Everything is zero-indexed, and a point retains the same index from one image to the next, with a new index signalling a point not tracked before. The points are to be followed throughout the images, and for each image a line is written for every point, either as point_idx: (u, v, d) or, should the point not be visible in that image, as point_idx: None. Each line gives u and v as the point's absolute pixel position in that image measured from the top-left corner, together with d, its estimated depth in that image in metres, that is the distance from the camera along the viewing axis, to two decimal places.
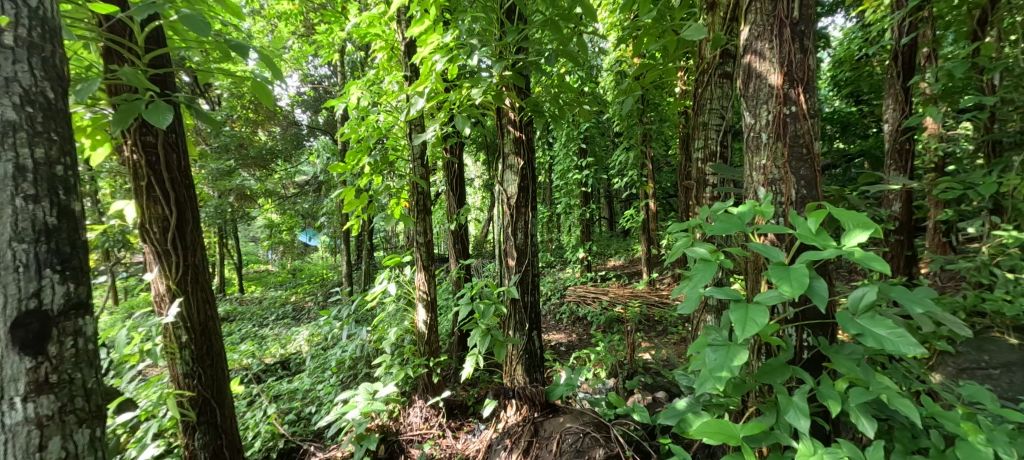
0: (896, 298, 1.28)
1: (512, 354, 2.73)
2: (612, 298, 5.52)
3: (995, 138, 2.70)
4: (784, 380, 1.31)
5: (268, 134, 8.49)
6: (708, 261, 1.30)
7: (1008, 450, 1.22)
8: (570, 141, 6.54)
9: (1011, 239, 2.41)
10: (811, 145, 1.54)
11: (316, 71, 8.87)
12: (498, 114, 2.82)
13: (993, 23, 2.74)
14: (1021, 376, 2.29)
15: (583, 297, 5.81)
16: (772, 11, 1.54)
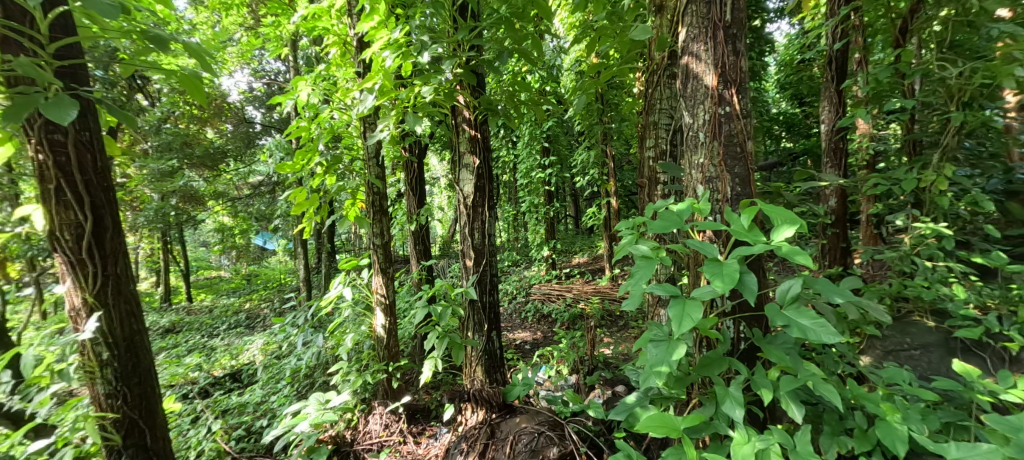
0: (819, 289, 1.36)
1: (471, 355, 2.70)
2: (575, 295, 5.59)
3: (916, 137, 2.92)
4: (720, 372, 1.37)
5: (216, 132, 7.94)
6: (649, 259, 1.33)
7: (918, 427, 1.34)
8: (533, 141, 6.57)
9: (927, 231, 2.62)
10: (745, 144, 1.61)
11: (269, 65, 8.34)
12: (454, 112, 2.78)
13: (913, 31, 2.95)
14: (937, 355, 2.46)
15: (547, 295, 5.84)
16: (707, 14, 1.60)
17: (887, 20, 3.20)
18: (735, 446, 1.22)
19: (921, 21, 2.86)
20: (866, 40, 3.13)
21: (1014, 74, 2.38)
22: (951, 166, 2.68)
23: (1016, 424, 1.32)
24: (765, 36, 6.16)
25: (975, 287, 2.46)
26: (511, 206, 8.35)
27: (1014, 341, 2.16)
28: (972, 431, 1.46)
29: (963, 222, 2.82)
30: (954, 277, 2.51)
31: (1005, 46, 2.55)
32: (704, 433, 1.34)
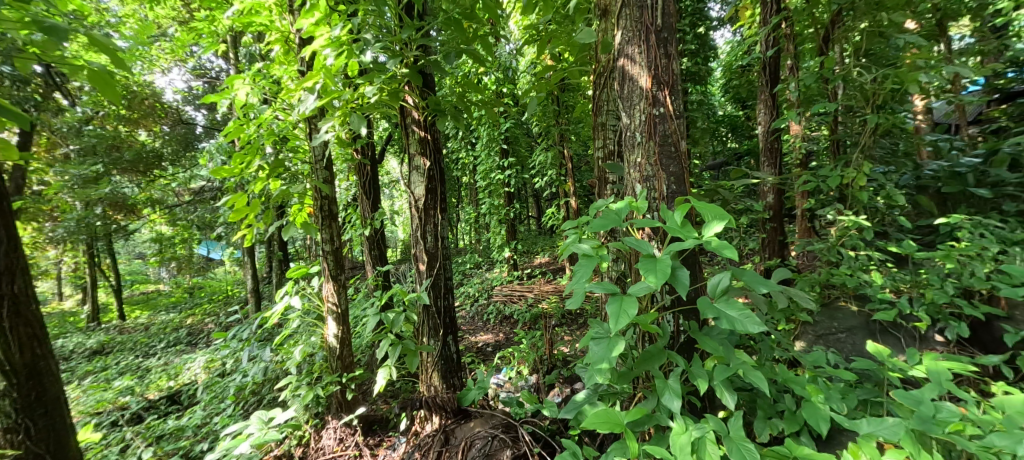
0: (747, 281, 1.50)
1: (427, 360, 2.64)
2: (537, 295, 5.58)
3: (841, 137, 3.14)
4: (660, 365, 1.47)
5: (150, 134, 7.21)
6: (590, 258, 1.42)
7: (836, 405, 1.50)
8: (492, 142, 6.50)
9: (849, 224, 2.85)
10: (679, 143, 1.76)
11: (210, 63, 7.28)
12: (402, 113, 2.70)
13: (835, 41, 3.18)
14: (861, 337, 2.64)
15: (509, 296, 5.80)
16: (639, 19, 1.75)
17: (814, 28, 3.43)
18: (674, 436, 1.34)
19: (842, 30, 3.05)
20: (796, 48, 3.34)
21: (918, 80, 2.62)
22: (869, 164, 2.92)
23: (918, 397, 1.48)
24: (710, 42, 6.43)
25: (890, 273, 2.71)
26: (471, 207, 8.25)
27: (921, 322, 2.39)
28: (884, 405, 1.62)
29: (880, 214, 3.08)
30: (873, 265, 2.75)
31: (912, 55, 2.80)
32: (646, 425, 1.46)
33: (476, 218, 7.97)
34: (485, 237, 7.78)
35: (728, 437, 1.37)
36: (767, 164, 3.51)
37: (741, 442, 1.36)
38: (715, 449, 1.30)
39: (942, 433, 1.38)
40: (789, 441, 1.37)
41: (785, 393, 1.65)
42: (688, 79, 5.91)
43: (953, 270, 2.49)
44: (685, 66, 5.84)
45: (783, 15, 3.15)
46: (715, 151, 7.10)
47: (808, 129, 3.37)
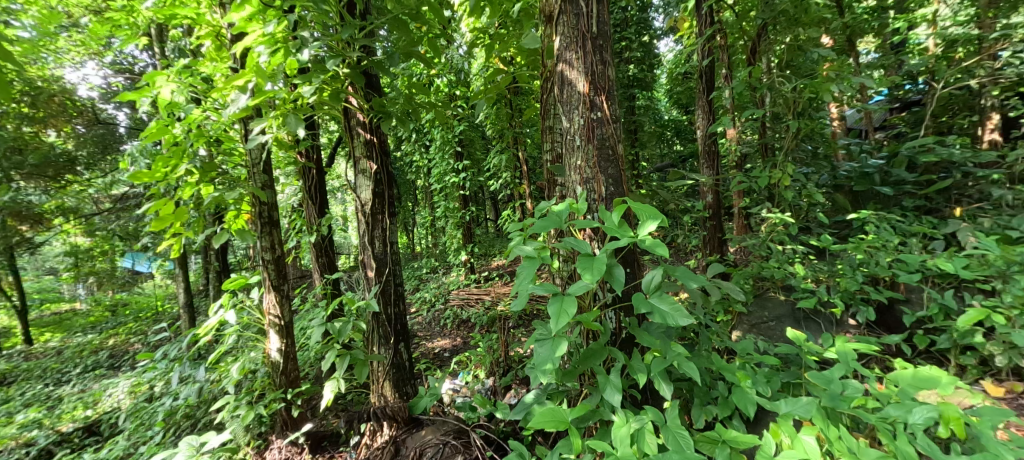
0: (678, 276, 1.72)
1: (377, 370, 2.55)
2: (495, 298, 5.08)
3: (769, 141, 3.34)
4: (602, 362, 1.67)
5: (61, 136, 6.42)
6: (532, 259, 1.70)
7: (762, 389, 1.71)
8: (445, 144, 6.31)
9: (776, 221, 3.06)
10: (615, 146, 2.00)
11: (131, 58, 6.69)
12: (346, 115, 2.61)
13: (762, 53, 3.38)
14: (787, 325, 2.84)
15: (466, 299, 5.33)
16: (576, 27, 1.97)
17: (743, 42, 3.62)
18: (615, 428, 1.52)
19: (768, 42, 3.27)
20: (729, 57, 3.50)
21: (831, 90, 2.87)
22: (792, 165, 3.16)
23: (829, 377, 1.67)
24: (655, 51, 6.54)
25: (812, 265, 2.95)
26: (425, 210, 7.97)
27: (837, 308, 2.63)
28: (803, 386, 1.81)
29: (802, 211, 3.35)
30: (797, 258, 2.99)
31: (826, 67, 3.04)
32: (591, 420, 1.65)
33: (431, 222, 7.59)
34: (440, 240, 7.36)
35: (665, 426, 1.58)
36: (705, 167, 3.54)
37: (676, 429, 1.56)
38: (652, 438, 1.50)
39: (848, 408, 1.57)
40: (718, 426, 1.60)
41: (718, 381, 1.85)
42: (634, 85, 6.07)
43: (863, 260, 2.77)
44: (632, 72, 5.97)
45: (717, 26, 3.31)
46: (661, 154, 7.28)
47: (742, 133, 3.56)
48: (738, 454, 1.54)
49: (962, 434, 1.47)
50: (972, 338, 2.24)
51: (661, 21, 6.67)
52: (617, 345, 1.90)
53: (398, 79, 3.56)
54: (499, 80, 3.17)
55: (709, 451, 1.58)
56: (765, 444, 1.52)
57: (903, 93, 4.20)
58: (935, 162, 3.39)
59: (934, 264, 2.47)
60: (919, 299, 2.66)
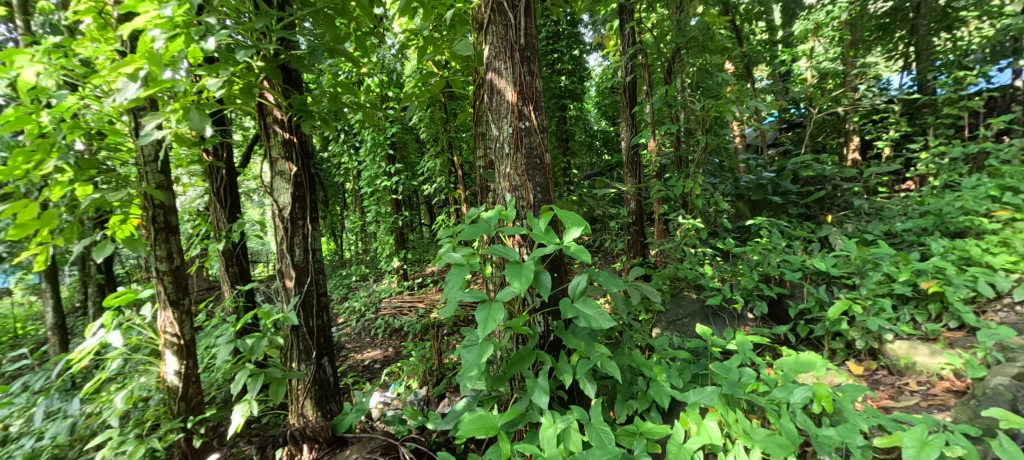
0: (601, 281, 1.84)
1: (297, 388, 2.39)
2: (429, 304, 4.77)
3: (683, 153, 3.59)
4: (530, 365, 1.79)
5: None
6: (460, 267, 1.81)
7: (674, 382, 1.88)
8: (377, 147, 5.79)
9: (689, 226, 3.30)
10: (542, 156, 2.07)
11: None
12: (260, 111, 2.40)
13: (676, 73, 3.49)
14: (696, 321, 3.05)
15: (399, 308, 5.03)
16: (504, 37, 2.03)
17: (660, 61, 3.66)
18: (542, 429, 1.61)
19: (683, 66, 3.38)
20: (649, 75, 3.56)
21: (732, 111, 3.19)
22: (703, 176, 3.44)
23: (728, 367, 1.87)
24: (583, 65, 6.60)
25: (718, 266, 3.24)
26: (354, 214, 7.52)
27: (738, 304, 2.92)
28: (709, 376, 2.01)
29: (710, 217, 3.67)
30: (706, 260, 3.27)
31: (729, 90, 3.36)
32: (519, 424, 1.73)
33: (362, 227, 7.09)
34: (371, 246, 6.98)
35: (590, 424, 1.68)
36: (629, 176, 3.69)
37: (599, 425, 1.67)
38: (577, 436, 1.60)
39: (743, 393, 1.77)
40: (636, 419, 1.73)
41: (638, 376, 2.00)
42: (565, 96, 6.31)
43: (759, 261, 3.10)
44: (563, 83, 6.23)
45: (638, 46, 3.39)
46: (591, 162, 7.50)
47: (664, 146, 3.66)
48: (654, 444, 1.68)
49: (831, 409, 1.68)
50: (839, 326, 2.60)
51: (589, 37, 6.98)
52: (546, 348, 1.99)
53: (324, 77, 3.39)
54: (433, 84, 3.13)
55: (628, 443, 1.70)
56: (676, 432, 1.68)
57: (789, 116, 4.86)
58: (812, 175, 3.92)
59: (811, 263, 2.87)
60: (801, 293, 2.95)
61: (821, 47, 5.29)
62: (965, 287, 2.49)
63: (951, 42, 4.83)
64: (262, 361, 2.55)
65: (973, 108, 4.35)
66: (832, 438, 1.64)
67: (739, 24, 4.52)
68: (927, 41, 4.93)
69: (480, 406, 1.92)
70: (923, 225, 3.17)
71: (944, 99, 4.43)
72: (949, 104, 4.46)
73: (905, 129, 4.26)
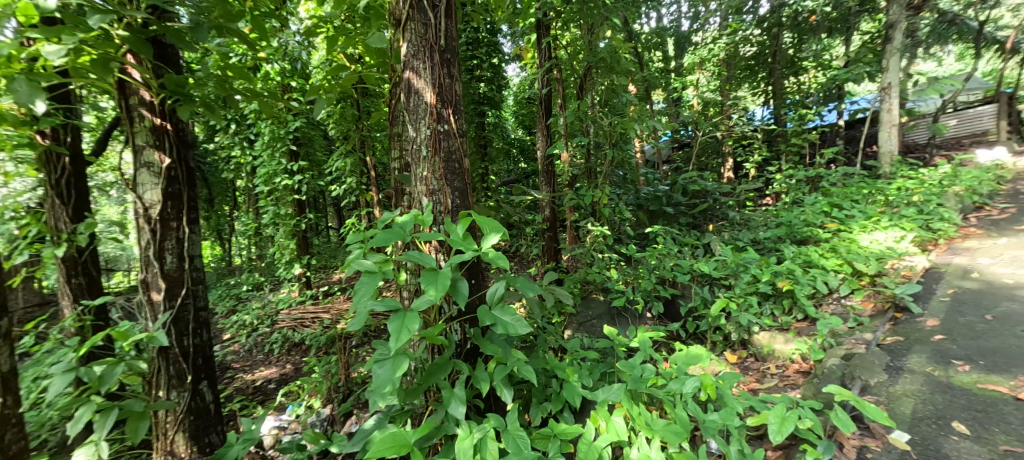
0: (518, 286, 1.86)
1: (164, 421, 2.05)
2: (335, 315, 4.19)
3: (593, 165, 3.76)
4: (446, 375, 1.74)
5: None
6: (371, 275, 1.70)
7: (585, 381, 1.95)
8: (275, 141, 4.89)
9: (598, 233, 3.45)
10: (460, 161, 2.05)
11: None
12: (121, 89, 1.99)
13: (588, 89, 3.63)
14: (601, 322, 3.16)
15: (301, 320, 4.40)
16: (424, 36, 1.96)
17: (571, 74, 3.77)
18: (458, 441, 1.58)
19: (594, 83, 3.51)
20: (563, 89, 3.68)
21: (634, 128, 3.43)
22: (610, 187, 3.64)
23: (632, 363, 1.99)
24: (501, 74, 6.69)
25: (623, 270, 3.45)
26: (246, 216, 6.72)
27: (639, 304, 3.13)
28: (615, 374, 2.12)
29: (616, 225, 3.90)
30: (612, 265, 3.46)
31: (632, 109, 3.62)
32: (435, 437, 1.68)
33: (257, 228, 6.12)
34: (266, 251, 6.28)
35: (506, 430, 1.68)
36: (543, 184, 3.76)
37: (515, 432, 1.67)
38: (494, 445, 1.59)
39: (645, 388, 1.89)
40: (550, 422, 1.76)
41: (551, 379, 2.04)
42: (484, 103, 6.34)
43: (657, 265, 3.38)
44: (482, 90, 6.25)
45: (553, 60, 3.49)
46: (509, 170, 7.59)
47: (576, 156, 3.80)
48: (567, 444, 1.72)
49: (715, 397, 1.85)
50: (719, 321, 2.88)
51: (507, 48, 7.11)
52: (463, 357, 1.96)
53: (210, 57, 2.97)
54: (342, 78, 2.90)
55: (543, 446, 1.72)
56: (587, 431, 1.75)
57: (680, 136, 5.42)
58: (697, 189, 4.40)
59: (697, 267, 3.20)
60: (690, 294, 3.27)
61: (706, 79, 6.02)
62: (809, 285, 2.91)
63: (795, 85, 5.87)
64: (116, 391, 2.13)
65: (812, 139, 5.24)
66: (715, 422, 1.77)
67: (641, 50, 4.91)
68: (781, 82, 5.92)
69: (392, 423, 1.81)
70: (780, 234, 3.73)
71: (792, 131, 5.28)
72: (795, 135, 5.33)
73: (766, 154, 5.00)
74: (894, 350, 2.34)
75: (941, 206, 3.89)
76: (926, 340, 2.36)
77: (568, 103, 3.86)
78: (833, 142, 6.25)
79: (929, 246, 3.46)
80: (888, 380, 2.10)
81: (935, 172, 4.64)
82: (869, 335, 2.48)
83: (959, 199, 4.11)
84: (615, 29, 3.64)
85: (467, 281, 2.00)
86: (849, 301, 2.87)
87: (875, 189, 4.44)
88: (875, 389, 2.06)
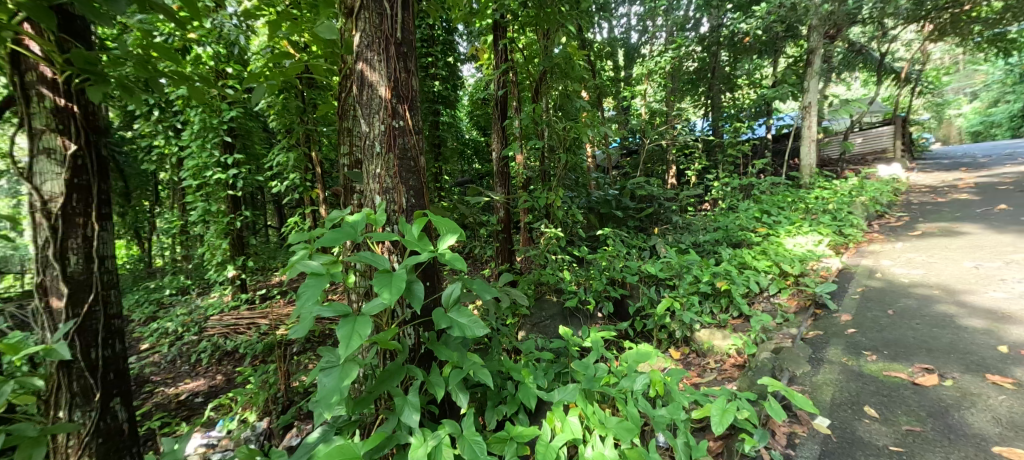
0: (474, 288, 1.85)
1: (66, 446, 1.80)
2: (273, 320, 4.14)
3: (546, 168, 3.82)
4: (399, 382, 1.69)
5: None
6: (319, 278, 1.61)
7: (540, 382, 1.97)
8: (205, 131, 4.43)
9: (552, 235, 3.50)
10: (416, 159, 1.99)
11: None
12: (14, 63, 1.68)
13: (543, 93, 3.69)
14: (553, 322, 3.20)
15: (233, 326, 4.19)
16: (379, 27, 1.88)
17: (527, 78, 3.81)
18: (412, 450, 1.56)
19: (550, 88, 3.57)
20: (519, 92, 3.70)
21: (587, 133, 3.52)
22: (563, 190, 3.71)
23: (586, 363, 2.04)
24: (456, 73, 6.63)
25: (574, 271, 3.53)
26: (168, 211, 6.09)
27: (591, 304, 3.23)
28: (569, 373, 2.17)
29: (569, 228, 3.98)
30: (565, 265, 3.53)
31: (585, 115, 3.70)
32: (386, 447, 1.62)
33: (183, 226, 5.51)
34: (194, 251, 5.74)
35: (462, 436, 1.66)
36: (498, 185, 3.78)
37: (471, 437, 1.66)
38: (448, 451, 1.57)
39: (598, 387, 1.94)
40: (506, 425, 1.76)
41: (507, 381, 2.04)
42: (438, 101, 6.23)
43: (607, 266, 3.50)
44: (437, 89, 6.13)
45: (509, 63, 3.51)
46: (462, 170, 7.52)
47: (529, 159, 3.82)
48: (523, 447, 1.72)
49: (663, 392, 1.93)
50: (664, 320, 3.04)
51: (462, 48, 7.05)
52: (416, 362, 1.91)
53: (131, 33, 2.64)
54: (287, 66, 2.70)
55: (499, 450, 1.71)
56: (544, 432, 1.76)
57: (629, 143, 5.65)
58: (644, 194, 4.62)
59: (645, 268, 3.36)
60: (638, 294, 3.42)
61: (652, 90, 6.35)
62: (743, 284, 3.12)
63: (731, 100, 6.53)
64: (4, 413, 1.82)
65: (745, 151, 5.69)
66: (664, 416, 1.83)
67: (596, 58, 5.07)
68: (719, 97, 6.51)
69: (338, 434, 1.72)
70: (717, 238, 4.00)
71: (728, 142, 5.72)
72: (731, 146, 5.76)
73: (705, 163, 5.37)
74: (815, 343, 2.60)
75: (851, 214, 4.38)
76: (841, 333, 2.65)
77: (523, 106, 3.89)
78: (762, 153, 6.86)
79: (842, 250, 3.89)
80: (811, 371, 2.33)
81: (845, 183, 5.38)
82: (794, 331, 2.74)
83: (865, 208, 4.65)
84: (570, 37, 3.71)
85: (422, 283, 1.95)
86: (777, 299, 3.12)
87: (797, 198, 4.91)
88: (800, 379, 2.28)
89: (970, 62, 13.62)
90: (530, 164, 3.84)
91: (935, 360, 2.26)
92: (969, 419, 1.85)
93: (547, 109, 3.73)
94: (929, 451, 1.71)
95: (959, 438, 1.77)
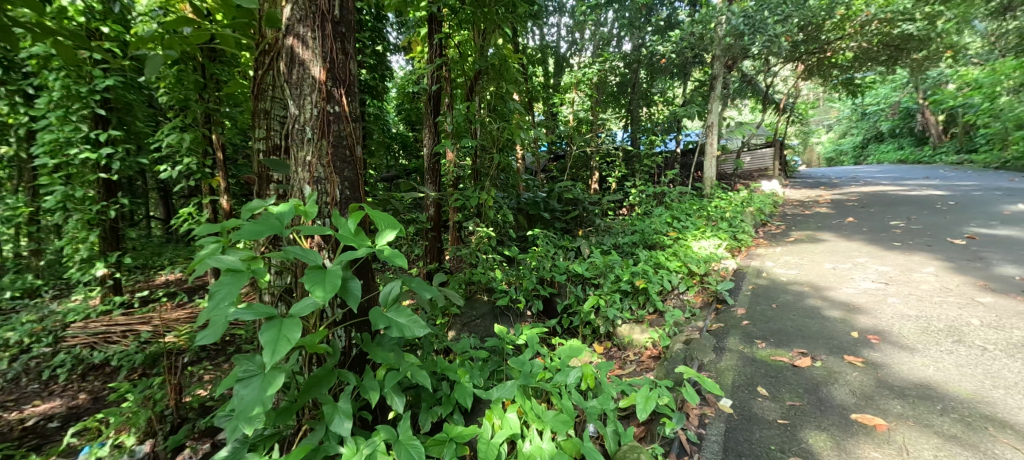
0: (413, 286, 1.77)
1: None
2: (157, 328, 3.61)
3: (478, 167, 3.81)
4: (330, 388, 1.56)
5: None
6: (236, 275, 1.42)
7: (476, 381, 1.95)
8: (68, 101, 3.67)
9: (482, 233, 3.52)
10: (351, 148, 1.88)
11: None
12: None
13: (477, 92, 3.69)
14: (484, 320, 3.22)
15: (101, 334, 3.54)
16: (314, 2, 1.73)
17: (461, 76, 3.79)
18: None
19: (488, 88, 3.62)
20: (452, 89, 3.65)
21: (520, 135, 3.57)
22: (495, 189, 3.73)
23: (522, 360, 2.07)
24: (385, 63, 6.33)
25: (504, 270, 3.56)
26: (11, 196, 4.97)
27: (522, 302, 3.29)
28: (504, 371, 2.18)
29: (500, 227, 4.01)
30: (495, 265, 3.55)
31: (516, 116, 3.75)
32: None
33: (32, 214, 4.52)
34: (47, 246, 4.75)
35: (398, 441, 1.58)
36: (429, 182, 3.73)
37: (408, 441, 1.58)
38: None
39: (534, 382, 1.98)
40: (444, 426, 1.71)
41: (442, 381, 1.98)
42: (364, 91, 5.87)
43: (536, 266, 3.59)
44: (363, 77, 5.80)
45: (443, 59, 3.45)
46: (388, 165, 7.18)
47: (460, 158, 3.77)
48: (462, 447, 1.69)
49: (594, 384, 2.03)
50: (589, 316, 3.21)
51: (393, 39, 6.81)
52: (347, 365, 1.79)
53: None
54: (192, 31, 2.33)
55: (437, 452, 1.66)
56: (483, 431, 1.75)
57: (557, 148, 5.88)
58: (571, 197, 4.82)
59: (572, 267, 3.50)
60: (565, 292, 3.55)
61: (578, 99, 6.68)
62: (658, 283, 3.38)
63: (648, 114, 7.18)
64: None
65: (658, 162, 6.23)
66: (595, 407, 1.92)
67: (529, 63, 5.18)
68: (638, 111, 7.09)
69: (253, 451, 1.54)
70: (635, 240, 4.32)
71: (644, 153, 6.23)
72: (647, 157, 6.28)
73: (623, 172, 5.78)
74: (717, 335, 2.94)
75: (743, 222, 5.02)
76: (737, 325, 3.03)
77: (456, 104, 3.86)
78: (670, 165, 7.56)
79: (736, 252, 4.44)
80: (715, 359, 2.62)
81: (737, 195, 6.09)
82: (699, 324, 3.07)
83: (753, 217, 5.37)
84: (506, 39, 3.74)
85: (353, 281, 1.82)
86: (686, 296, 3.47)
87: (701, 206, 5.49)
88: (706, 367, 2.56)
89: (826, 98, 16.35)
90: (461, 162, 3.80)
91: (808, 346, 2.68)
92: (834, 393, 2.22)
93: (481, 108, 3.72)
94: (807, 422, 2.02)
95: (828, 410, 2.11)
